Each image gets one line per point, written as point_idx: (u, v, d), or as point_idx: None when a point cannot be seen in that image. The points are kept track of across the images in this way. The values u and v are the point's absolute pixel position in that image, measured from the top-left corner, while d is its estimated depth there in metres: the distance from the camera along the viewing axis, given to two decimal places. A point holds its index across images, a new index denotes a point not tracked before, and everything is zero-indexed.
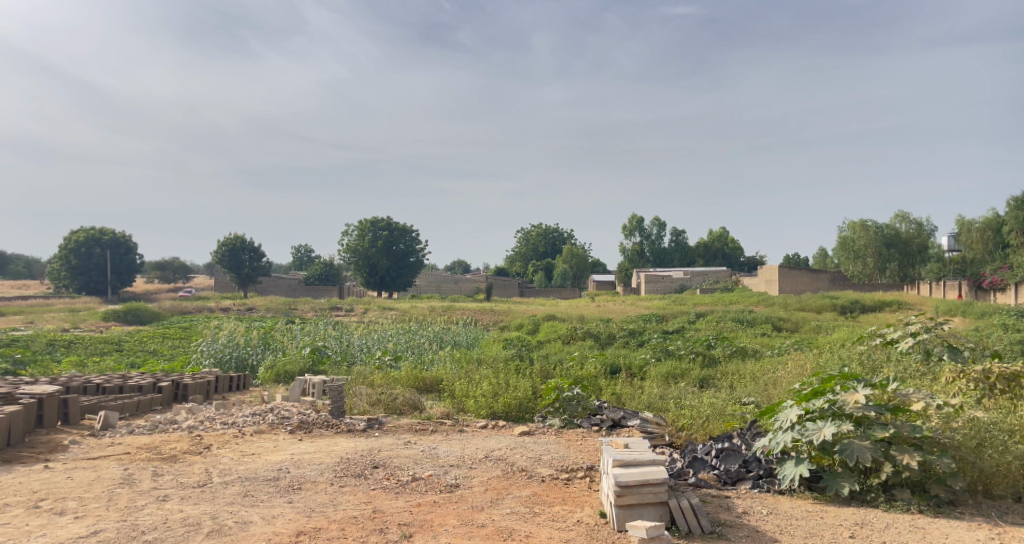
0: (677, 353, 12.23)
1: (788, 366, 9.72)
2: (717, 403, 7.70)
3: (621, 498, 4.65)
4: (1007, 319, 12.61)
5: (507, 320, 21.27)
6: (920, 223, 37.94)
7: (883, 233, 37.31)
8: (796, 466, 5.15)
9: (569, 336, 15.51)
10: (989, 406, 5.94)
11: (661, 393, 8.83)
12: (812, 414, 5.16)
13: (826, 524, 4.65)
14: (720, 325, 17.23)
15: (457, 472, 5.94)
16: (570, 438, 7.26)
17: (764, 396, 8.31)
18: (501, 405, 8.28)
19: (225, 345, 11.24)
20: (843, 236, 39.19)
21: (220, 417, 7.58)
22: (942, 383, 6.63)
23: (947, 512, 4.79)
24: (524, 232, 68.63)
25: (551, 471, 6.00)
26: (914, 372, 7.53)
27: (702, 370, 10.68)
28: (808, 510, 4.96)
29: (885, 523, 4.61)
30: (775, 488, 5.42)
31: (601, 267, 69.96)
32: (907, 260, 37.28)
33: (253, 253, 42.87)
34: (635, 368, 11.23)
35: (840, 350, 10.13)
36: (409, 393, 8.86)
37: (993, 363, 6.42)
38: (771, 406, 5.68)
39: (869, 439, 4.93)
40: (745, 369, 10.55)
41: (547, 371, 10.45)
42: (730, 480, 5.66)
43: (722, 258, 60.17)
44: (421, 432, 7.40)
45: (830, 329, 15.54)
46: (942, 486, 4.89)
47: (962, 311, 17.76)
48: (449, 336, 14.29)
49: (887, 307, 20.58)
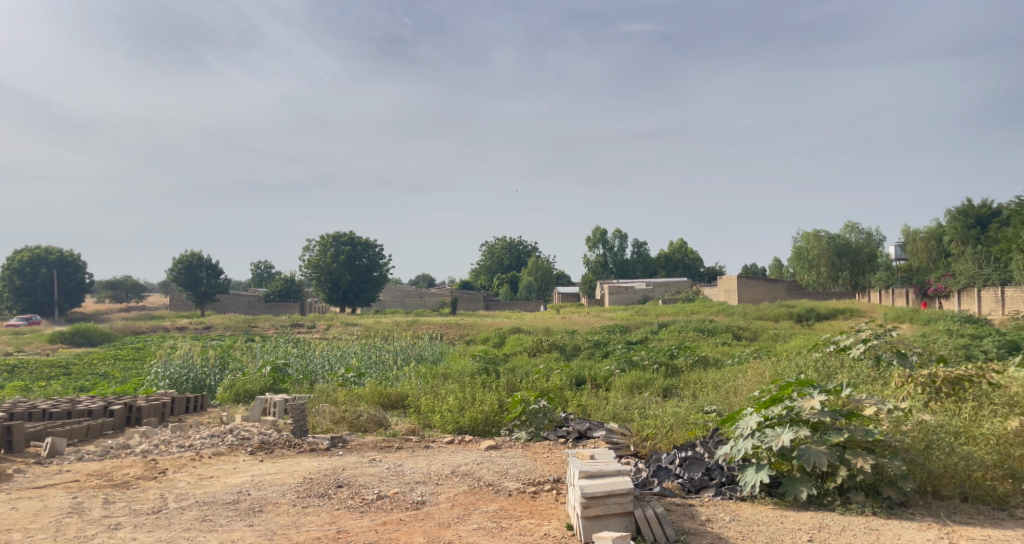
0: (642, 364, 12.33)
1: (747, 373, 9.94)
2: (681, 412, 7.80)
3: (588, 509, 4.70)
4: (953, 325, 13.15)
5: (473, 334, 21.24)
6: (870, 233, 39.34)
7: (834, 243, 38.53)
8: (757, 472, 5.27)
9: (535, 347, 15.60)
10: (935, 410, 6.07)
11: (626, 404, 8.93)
12: (771, 421, 5.31)
13: (786, 529, 4.76)
14: (682, 335, 17.51)
15: (424, 489, 5.91)
16: (537, 450, 7.29)
17: (725, 404, 8.49)
18: (467, 419, 8.27)
19: (181, 365, 10.94)
20: (797, 246, 40.33)
21: (175, 439, 7.39)
22: (892, 387, 6.78)
23: (900, 513, 4.94)
24: (487, 244, 68.93)
25: (517, 484, 6.02)
26: (866, 378, 7.71)
27: (665, 380, 10.85)
28: (769, 515, 5.08)
29: (842, 526, 4.74)
30: (737, 495, 5.52)
31: (565, 280, 70.64)
32: (859, 269, 38.46)
33: (211, 270, 41.96)
34: (600, 379, 11.36)
35: (795, 357, 10.37)
36: (373, 410, 8.80)
37: (939, 367, 6.57)
38: (733, 414, 5.80)
39: (824, 444, 5.07)
40: (707, 378, 10.70)
41: (513, 384, 10.46)
42: (694, 488, 5.74)
43: (683, 269, 61.21)
44: (386, 449, 7.32)
45: (787, 337, 16.06)
46: (894, 488, 5.06)
47: (910, 316, 18.40)
48: (415, 351, 14.19)
49: (840, 315, 21.25)
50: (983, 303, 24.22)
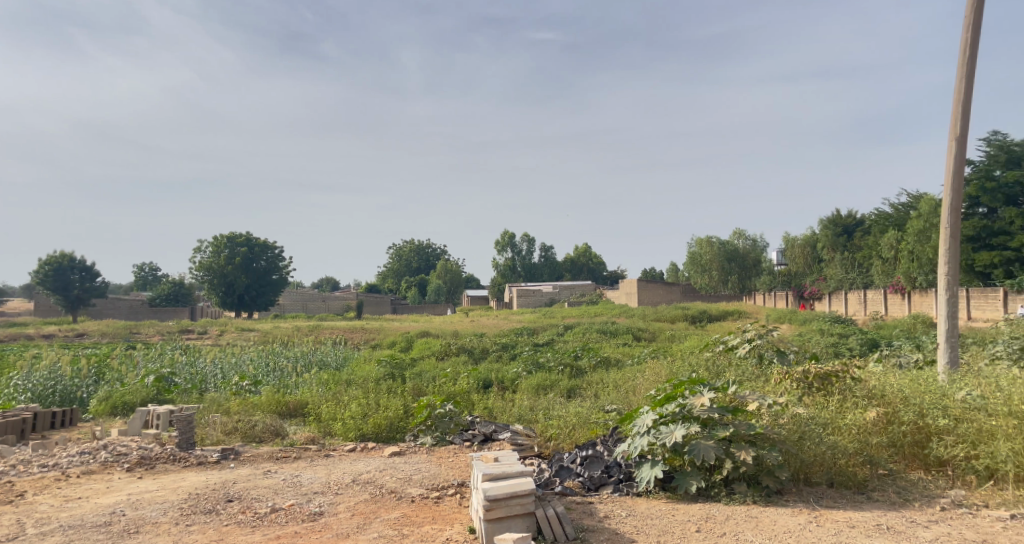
0: (547, 366, 12.54)
1: (646, 373, 10.34)
2: (582, 412, 7.97)
3: (490, 512, 4.71)
4: (828, 325, 14.25)
5: (379, 338, 20.85)
6: (754, 240, 42.03)
7: (725, 249, 40.85)
8: (651, 468, 5.48)
9: (443, 351, 15.52)
10: (808, 403, 6.55)
11: (531, 405, 9.04)
12: (665, 418, 5.53)
13: (676, 521, 4.98)
14: (586, 337, 17.97)
15: (322, 499, 5.73)
16: (441, 455, 7.25)
17: (624, 403, 8.78)
18: (370, 426, 8.10)
19: (48, 377, 10.06)
20: (691, 252, 42.41)
21: (39, 459, 6.79)
22: (771, 384, 7.25)
23: (777, 500, 5.29)
24: (395, 247, 67.97)
25: (420, 490, 5.96)
26: (750, 376, 8.21)
27: (569, 381, 11.08)
28: (661, 508, 5.29)
29: (726, 515, 5.02)
30: (634, 491, 5.71)
31: (474, 283, 70.82)
32: (747, 273, 40.97)
33: (85, 272, 38.84)
34: (506, 382, 11.45)
35: (689, 356, 10.88)
36: (269, 419, 8.45)
37: (811, 364, 7.08)
38: (630, 413, 6.00)
39: (712, 439, 5.34)
40: (609, 378, 11.02)
41: (419, 389, 10.35)
42: (593, 486, 5.90)
43: (588, 273, 62.96)
44: (282, 460, 7.05)
45: (683, 337, 16.84)
46: (771, 477, 5.41)
47: (790, 317, 19.77)
48: (317, 357, 13.74)
49: (730, 316, 22.51)
50: (852, 305, 26.49)
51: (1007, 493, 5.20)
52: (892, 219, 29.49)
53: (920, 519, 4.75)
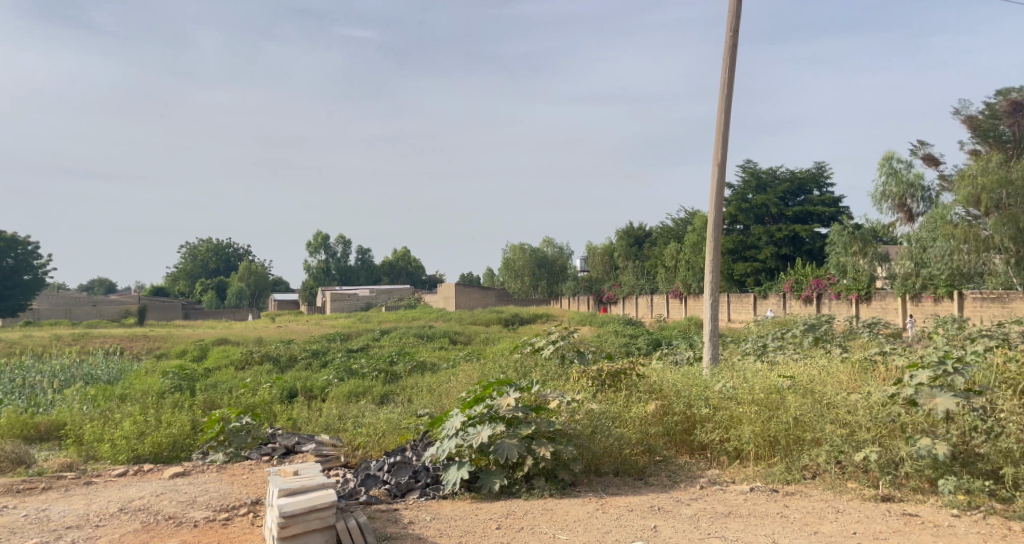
0: (360, 372, 12.07)
1: (459, 376, 10.36)
2: (393, 417, 7.72)
3: (285, 529, 4.32)
4: (626, 327, 15.40)
5: (166, 347, 18.75)
6: (561, 247, 44.55)
7: (536, 256, 42.78)
8: (458, 469, 5.41)
9: (244, 360, 14.34)
10: (600, 399, 6.93)
11: (339, 414, 8.60)
12: (474, 420, 5.49)
13: (477, 521, 4.95)
14: (402, 341, 17.67)
15: (75, 535, 4.90)
16: (234, 473, 6.59)
17: (437, 407, 8.68)
18: (147, 446, 7.16)
19: None
20: (504, 258, 43.75)
21: None
22: (571, 382, 7.59)
23: (570, 492, 5.49)
24: (189, 248, 62.12)
25: (205, 513, 5.35)
26: (555, 376, 8.53)
27: (384, 386, 10.77)
28: (465, 510, 5.24)
29: (524, 511, 5.09)
30: (439, 494, 5.60)
31: (284, 287, 67.00)
32: (555, 279, 43.34)
33: None
34: (315, 390, 10.84)
35: (501, 359, 11.09)
36: (9, 445, 7.12)
37: (604, 363, 7.50)
38: (441, 415, 5.89)
39: (516, 437, 5.40)
40: (423, 382, 10.88)
41: (212, 402, 9.41)
42: (400, 492, 5.69)
43: (406, 276, 62.71)
44: (25, 493, 5.95)
45: (497, 340, 17.20)
46: (566, 470, 5.61)
47: (592, 320, 21.14)
48: (86, 372, 11.94)
49: (540, 319, 23.52)
50: (641, 309, 30.11)
51: (747, 468, 5.89)
52: (674, 232, 33.20)
53: (681, 496, 5.17)
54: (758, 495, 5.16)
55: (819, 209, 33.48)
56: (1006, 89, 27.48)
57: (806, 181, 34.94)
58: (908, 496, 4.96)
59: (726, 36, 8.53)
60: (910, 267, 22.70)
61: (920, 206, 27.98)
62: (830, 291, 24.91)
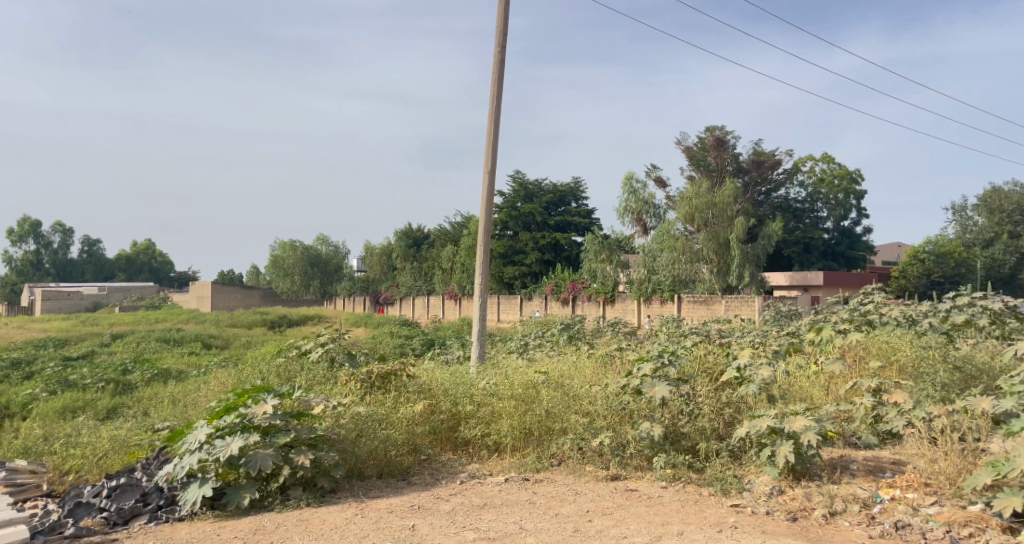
0: (80, 384, 10.51)
1: (209, 384, 9.55)
2: (124, 434, 6.85)
3: None
4: (395, 328, 15.46)
5: None
6: (337, 247, 43.40)
7: (308, 254, 41.20)
8: (199, 487, 5.04)
9: None
10: (370, 402, 6.88)
11: (48, 434, 7.42)
12: (222, 431, 5.16)
13: (220, 541, 4.65)
14: (141, 347, 15.76)
15: None
16: None
17: (180, 419, 7.92)
18: None
19: None
20: (273, 255, 41.61)
21: None
22: (338, 386, 7.44)
23: (329, 499, 5.39)
24: None
25: None
26: (321, 379, 8.27)
27: (112, 400, 9.53)
28: (207, 530, 4.88)
29: (276, 524, 4.89)
30: (174, 516, 5.15)
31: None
32: (328, 279, 42.08)
33: None
34: (19, 408, 9.22)
35: (260, 364, 10.46)
36: None
37: (375, 365, 7.43)
38: (179, 430, 5.44)
39: (272, 447, 5.17)
40: (163, 393, 9.84)
41: None
42: (122, 520, 5.13)
43: None
44: None
45: (256, 344, 16.16)
46: (326, 477, 5.51)
47: (364, 321, 20.94)
48: None
49: (308, 321, 22.66)
50: (416, 309, 30.88)
51: (505, 460, 6.33)
52: (450, 235, 34.20)
53: (441, 493, 5.39)
54: (512, 484, 5.59)
55: (577, 219, 37.19)
56: (705, 129, 34.33)
57: (566, 193, 38.45)
58: (632, 474, 5.77)
59: (494, 52, 9.05)
60: (643, 273, 26.11)
61: (653, 222, 32.16)
62: (583, 294, 27.67)
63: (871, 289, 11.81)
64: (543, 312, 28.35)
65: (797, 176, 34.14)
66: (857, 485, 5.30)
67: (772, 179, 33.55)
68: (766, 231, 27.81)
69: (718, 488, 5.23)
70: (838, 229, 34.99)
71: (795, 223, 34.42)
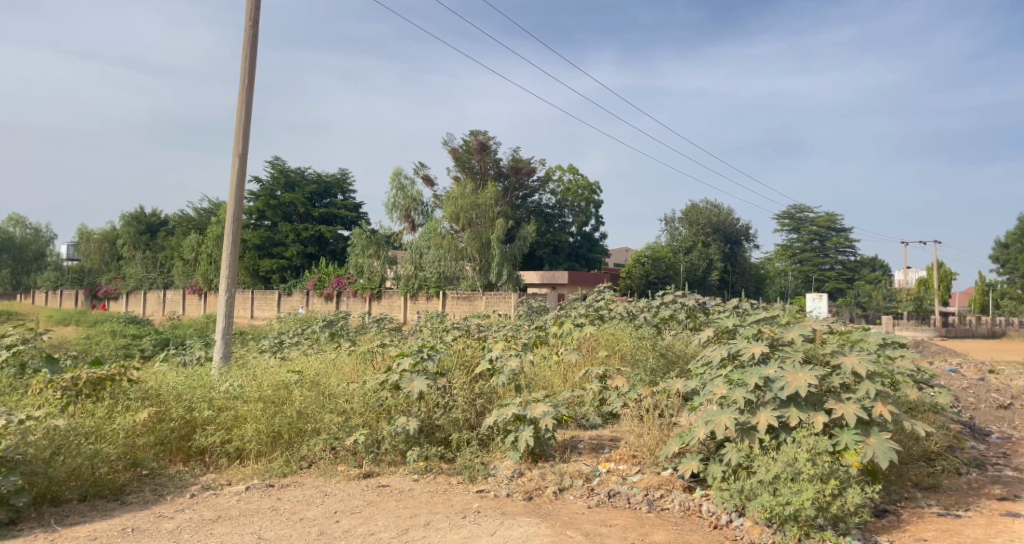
0: None
1: None
2: None
3: None
4: (115, 327, 13.49)
5: None
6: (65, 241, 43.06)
7: None
8: None
9: None
10: (74, 413, 5.80)
11: None
12: None
13: None
14: None
15: None
16: None
17: None
18: None
19: None
20: None
21: None
22: (31, 395, 6.20)
23: (7, 533, 4.47)
24: None
25: None
26: (6, 389, 6.79)
27: None
28: None
29: None
30: None
31: None
32: (19, 266, 54.63)
33: None
34: None
35: None
36: None
37: (84, 368, 6.24)
38: None
39: None
40: None
41: None
42: None
43: None
44: None
45: None
46: (5, 507, 4.55)
47: (77, 320, 18.12)
48: None
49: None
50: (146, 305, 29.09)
51: (246, 467, 5.84)
52: (190, 223, 34.61)
53: (165, 510, 4.81)
54: (253, 493, 5.18)
55: (343, 212, 36.37)
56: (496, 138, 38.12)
57: (331, 184, 37.42)
58: (384, 470, 5.69)
59: (245, 26, 8.36)
60: (411, 270, 26.03)
61: (421, 219, 32.28)
62: (348, 289, 27.42)
63: (603, 288, 13.28)
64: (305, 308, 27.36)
65: (548, 184, 37.02)
66: (582, 461, 6.05)
67: (527, 187, 35.92)
68: (522, 234, 29.81)
69: (466, 476, 5.44)
70: (581, 234, 38.80)
71: (545, 227, 37.17)
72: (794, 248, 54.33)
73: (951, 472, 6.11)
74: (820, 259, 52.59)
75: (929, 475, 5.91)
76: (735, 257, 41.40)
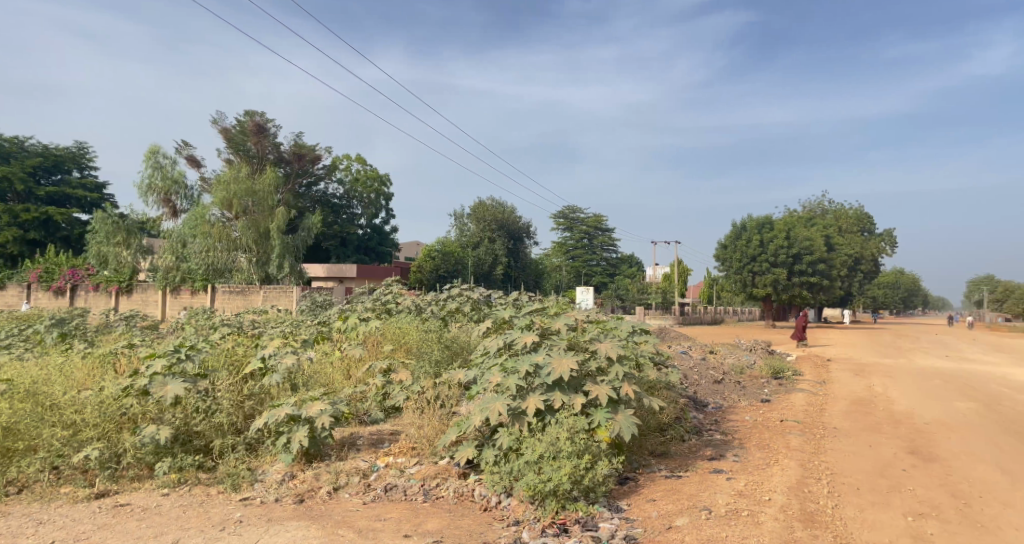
0: None
1: None
2: None
3: None
4: None
5: None
6: None
7: None
8: None
9: None
10: None
11: None
12: None
13: None
14: None
15: None
16: None
17: None
18: None
19: None
20: None
21: None
22: None
23: None
24: None
25: None
26: None
27: None
28: None
29: None
30: None
31: None
32: None
33: None
34: None
35: None
36: None
37: None
38: None
39: None
40: None
41: None
42: None
43: None
44: None
45: None
46: None
47: None
48: None
49: None
50: None
51: None
52: None
53: None
54: None
55: (79, 190, 35.14)
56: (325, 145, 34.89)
57: (62, 158, 35.75)
58: (124, 487, 5.08)
59: None
60: (172, 261, 23.46)
61: (184, 204, 29.56)
62: (86, 283, 23.92)
63: (391, 282, 13.13)
64: (28, 306, 23.33)
65: (335, 174, 35.78)
66: (359, 458, 5.90)
67: (312, 173, 34.43)
68: (307, 224, 28.56)
69: (228, 485, 5.04)
70: (369, 226, 38.10)
71: (332, 218, 35.83)
72: (568, 246, 58.75)
73: (677, 439, 7.07)
74: (589, 255, 57.76)
75: (661, 444, 6.76)
76: (517, 253, 43.68)
